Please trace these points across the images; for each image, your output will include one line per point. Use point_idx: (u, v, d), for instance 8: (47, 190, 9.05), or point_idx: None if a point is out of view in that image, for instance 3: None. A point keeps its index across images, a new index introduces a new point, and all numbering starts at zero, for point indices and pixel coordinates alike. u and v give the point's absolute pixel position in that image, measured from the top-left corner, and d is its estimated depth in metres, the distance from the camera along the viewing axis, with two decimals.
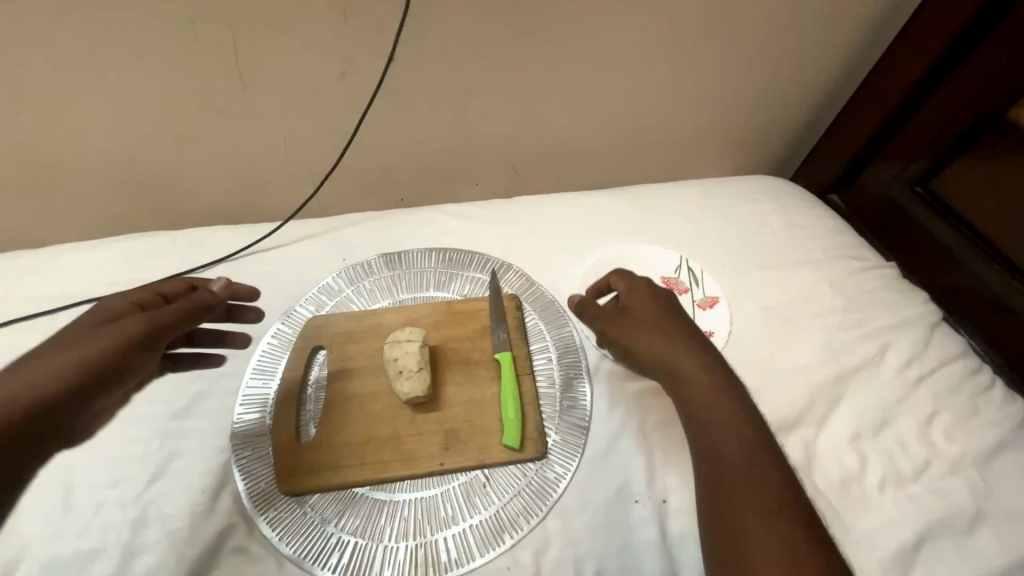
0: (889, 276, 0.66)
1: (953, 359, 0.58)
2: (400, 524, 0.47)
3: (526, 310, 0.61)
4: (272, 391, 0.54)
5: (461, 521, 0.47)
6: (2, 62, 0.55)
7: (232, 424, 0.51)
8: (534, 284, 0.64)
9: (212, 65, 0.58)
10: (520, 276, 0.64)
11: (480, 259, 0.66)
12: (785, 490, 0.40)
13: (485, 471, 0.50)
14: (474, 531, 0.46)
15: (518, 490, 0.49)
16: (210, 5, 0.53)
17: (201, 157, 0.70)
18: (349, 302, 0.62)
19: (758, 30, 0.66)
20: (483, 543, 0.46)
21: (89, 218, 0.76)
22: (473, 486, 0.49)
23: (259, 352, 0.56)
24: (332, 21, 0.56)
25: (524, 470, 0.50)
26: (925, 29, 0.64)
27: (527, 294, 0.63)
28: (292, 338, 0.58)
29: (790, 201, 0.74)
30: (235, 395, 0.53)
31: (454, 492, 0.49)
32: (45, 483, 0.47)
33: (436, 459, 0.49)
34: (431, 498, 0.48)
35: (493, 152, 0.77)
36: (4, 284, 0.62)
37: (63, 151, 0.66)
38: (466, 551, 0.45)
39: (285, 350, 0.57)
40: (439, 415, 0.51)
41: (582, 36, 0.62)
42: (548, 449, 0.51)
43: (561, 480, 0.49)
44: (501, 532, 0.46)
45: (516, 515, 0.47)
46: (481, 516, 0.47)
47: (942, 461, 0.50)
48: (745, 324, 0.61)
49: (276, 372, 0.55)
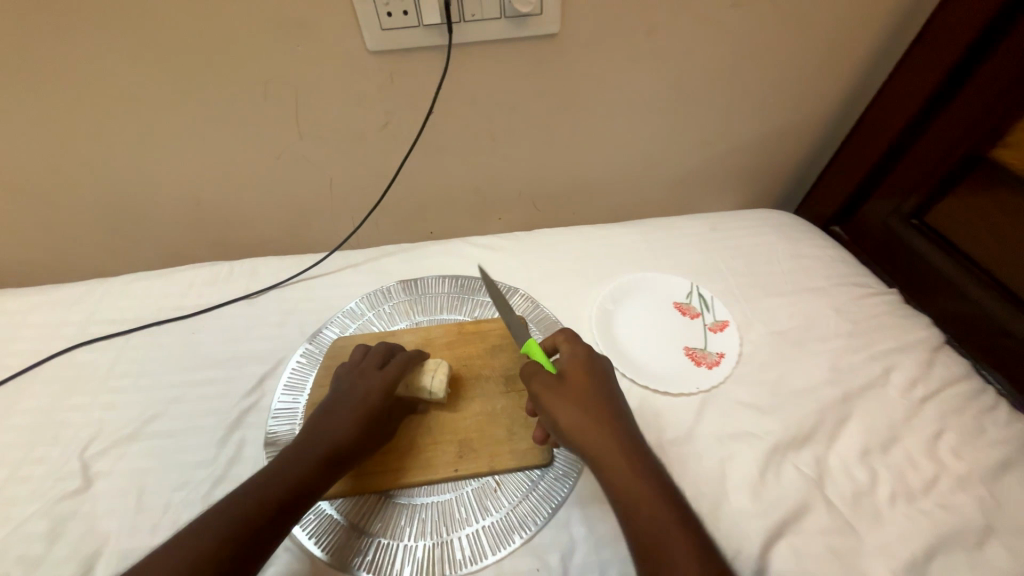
0: (892, 301, 0.70)
1: (957, 381, 0.61)
2: (418, 524, 0.50)
3: (532, 330, 0.66)
4: (301, 406, 0.59)
5: (474, 522, 0.51)
6: (106, 118, 0.65)
7: (266, 435, 0.56)
8: (540, 307, 0.69)
9: (278, 118, 0.68)
10: (526, 298, 0.70)
11: (489, 284, 0.72)
12: (691, 525, 0.42)
13: (496, 478, 0.54)
14: (486, 531, 0.50)
15: (526, 493, 0.53)
16: (281, 73, 0.62)
17: (258, 196, 0.78)
18: (369, 325, 0.67)
19: (756, 81, 0.73)
20: (495, 542, 0.49)
21: (158, 247, 0.85)
22: (485, 490, 0.53)
23: (289, 370, 0.62)
24: (382, 80, 0.65)
25: (532, 476, 0.54)
26: (908, 81, 0.71)
27: (532, 316, 0.68)
28: (319, 356, 0.64)
29: (793, 232, 0.79)
30: (268, 411, 0.59)
31: (468, 496, 0.53)
32: (122, 485, 0.53)
33: (451, 466, 0.53)
34: (446, 501, 0.52)
35: (516, 190, 0.85)
36: (82, 306, 0.69)
37: (141, 191, 0.75)
38: (480, 550, 0.49)
39: (312, 367, 0.63)
40: (453, 427, 0.56)
41: (598, 89, 0.70)
42: (554, 457, 0.55)
43: (567, 478, 0.53)
44: (511, 532, 0.50)
45: (525, 516, 0.51)
46: (494, 518, 0.51)
47: (950, 477, 0.53)
48: (754, 346, 0.65)
49: (305, 387, 0.61)
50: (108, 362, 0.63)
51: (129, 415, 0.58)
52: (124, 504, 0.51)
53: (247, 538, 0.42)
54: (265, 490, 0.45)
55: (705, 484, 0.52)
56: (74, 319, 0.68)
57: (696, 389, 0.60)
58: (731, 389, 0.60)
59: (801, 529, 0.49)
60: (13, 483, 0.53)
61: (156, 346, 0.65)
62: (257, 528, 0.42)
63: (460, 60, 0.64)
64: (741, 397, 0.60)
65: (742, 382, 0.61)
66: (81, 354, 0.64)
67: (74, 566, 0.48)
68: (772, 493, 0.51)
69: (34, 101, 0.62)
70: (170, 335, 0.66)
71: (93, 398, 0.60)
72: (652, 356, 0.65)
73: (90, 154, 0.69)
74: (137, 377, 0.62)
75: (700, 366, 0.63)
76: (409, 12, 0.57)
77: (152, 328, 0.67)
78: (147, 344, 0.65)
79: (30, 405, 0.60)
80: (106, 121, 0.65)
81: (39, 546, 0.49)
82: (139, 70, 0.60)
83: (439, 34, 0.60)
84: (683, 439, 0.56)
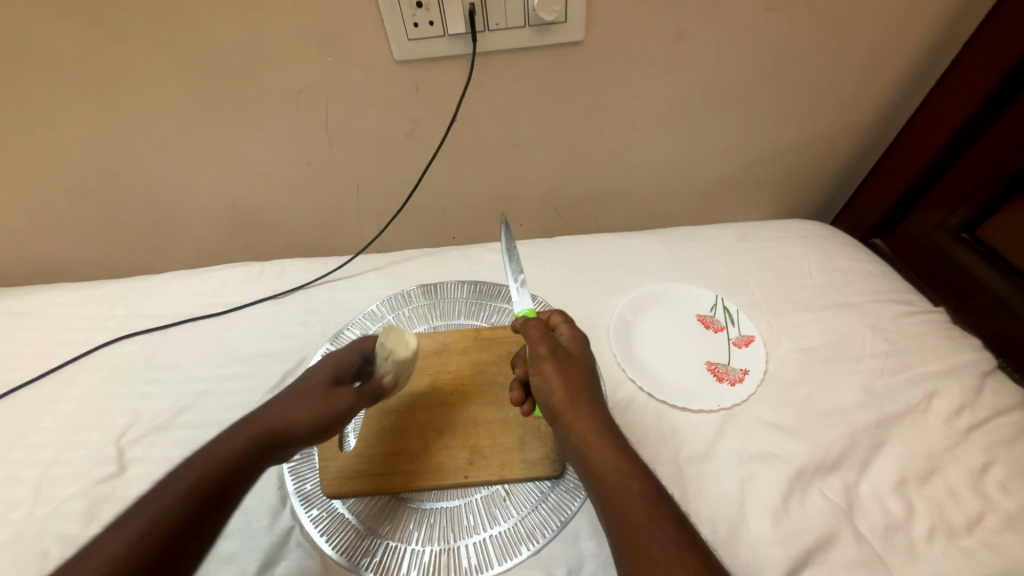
0: (937, 321, 0.66)
1: (1010, 409, 0.56)
2: (427, 529, 0.51)
3: None
4: None
5: (482, 531, 0.51)
6: (153, 126, 0.69)
7: None
8: None
9: (308, 126, 0.70)
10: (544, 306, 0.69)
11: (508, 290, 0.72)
12: (654, 487, 0.43)
13: (505, 486, 0.54)
14: (493, 541, 0.50)
15: (536, 505, 0.52)
16: (312, 82, 0.65)
17: (289, 199, 0.82)
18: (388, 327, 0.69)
19: (789, 88, 0.71)
20: (502, 552, 0.49)
21: (197, 247, 0.90)
22: (494, 499, 0.53)
23: None
24: (408, 89, 0.66)
25: (542, 487, 0.53)
26: (960, 86, 0.67)
27: None
28: None
29: (827, 244, 0.75)
30: None
31: (477, 503, 0.53)
32: (151, 472, 0.56)
33: (461, 472, 0.53)
34: (455, 507, 0.52)
35: (538, 197, 0.85)
36: (126, 301, 0.74)
37: (182, 194, 0.80)
38: (486, 559, 0.48)
39: None
40: (465, 433, 0.56)
41: (623, 97, 0.70)
42: (565, 470, 0.54)
43: (577, 492, 0.52)
44: (519, 544, 0.49)
45: (533, 528, 0.50)
46: (501, 528, 0.51)
47: (997, 514, 0.48)
48: (781, 363, 0.62)
49: None
50: (146, 355, 0.67)
51: (161, 405, 0.62)
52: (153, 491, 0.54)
53: (221, 485, 0.44)
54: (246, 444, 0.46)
55: (721, 505, 0.50)
56: (118, 313, 0.72)
57: (716, 406, 0.58)
58: (754, 407, 0.58)
59: (826, 561, 0.46)
60: (57, 464, 0.57)
61: (189, 340, 0.69)
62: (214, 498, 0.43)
63: (484, 68, 0.65)
64: (764, 417, 0.57)
65: (767, 400, 0.58)
66: (122, 347, 0.68)
67: None
68: (796, 520, 0.49)
69: (89, 109, 0.66)
70: (203, 331, 0.70)
71: (132, 388, 0.64)
72: (671, 368, 0.63)
73: (137, 158, 0.73)
74: (170, 370, 0.65)
75: (722, 382, 0.61)
76: (435, 22, 0.58)
77: (187, 323, 0.71)
78: (181, 338, 0.69)
79: (76, 392, 0.64)
80: (152, 127, 0.69)
81: (76, 525, 0.52)
82: (183, 81, 0.64)
83: (464, 44, 0.61)
84: (701, 458, 0.54)
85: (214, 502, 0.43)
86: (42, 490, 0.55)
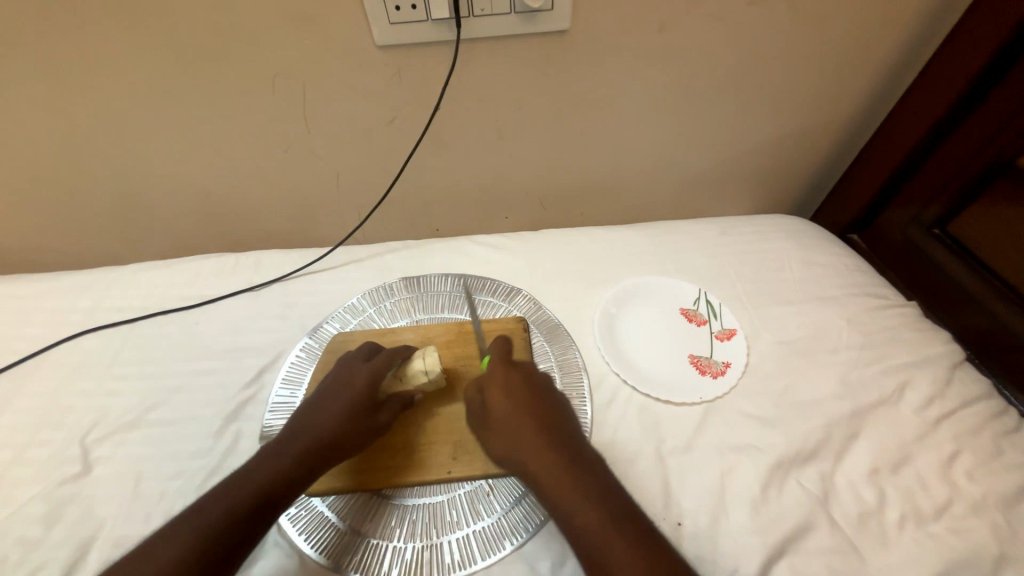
0: (909, 314, 0.67)
1: (976, 400, 0.58)
2: (409, 526, 0.50)
3: (533, 332, 0.66)
4: (297, 401, 0.59)
5: (465, 526, 0.50)
6: (117, 108, 0.65)
7: (262, 429, 0.56)
8: (542, 308, 0.69)
9: (285, 112, 0.67)
10: (529, 300, 0.69)
11: (492, 284, 0.71)
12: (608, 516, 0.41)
13: (489, 481, 0.53)
14: (477, 536, 0.49)
15: (519, 499, 0.52)
16: (288, 66, 0.62)
17: (264, 188, 0.79)
18: (370, 321, 0.67)
19: (773, 83, 0.71)
20: (485, 548, 0.48)
21: (167, 237, 0.86)
22: (478, 494, 0.52)
23: (288, 364, 0.62)
24: (389, 75, 0.64)
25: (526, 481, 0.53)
26: (937, 80, 0.67)
27: (534, 317, 0.68)
28: (318, 352, 0.63)
29: (807, 239, 0.76)
30: (266, 403, 0.59)
31: (460, 498, 0.52)
32: (118, 472, 0.53)
33: (445, 467, 0.52)
34: (438, 503, 0.52)
35: (522, 189, 0.84)
36: (91, 293, 0.70)
37: (150, 181, 0.76)
38: (469, 554, 0.48)
39: (310, 362, 0.62)
40: (449, 428, 0.55)
41: (609, 88, 0.69)
42: None
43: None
44: (502, 538, 0.49)
45: (516, 523, 0.50)
46: (485, 523, 0.50)
47: (963, 501, 0.50)
48: (761, 356, 0.63)
49: (302, 381, 0.61)
50: (113, 350, 0.64)
51: (129, 403, 0.59)
52: (121, 491, 0.52)
53: (254, 510, 0.44)
54: (302, 456, 0.48)
55: (702, 497, 0.51)
56: (82, 306, 0.69)
57: (699, 399, 0.58)
58: (735, 400, 0.59)
59: (802, 549, 0.48)
60: (17, 465, 0.54)
61: (159, 334, 0.66)
62: (253, 520, 0.44)
63: (467, 55, 0.63)
64: (745, 409, 0.58)
65: (748, 393, 0.59)
66: (87, 341, 0.65)
67: (69, 549, 0.48)
68: (774, 510, 0.50)
69: (46, 89, 0.62)
70: (175, 324, 0.67)
71: (97, 384, 0.61)
72: (654, 362, 0.63)
73: (101, 143, 0.70)
74: (139, 365, 0.63)
75: (704, 375, 0.61)
76: (417, 6, 0.56)
77: (157, 317, 0.68)
78: (150, 333, 0.66)
79: (35, 389, 0.61)
80: (116, 110, 0.66)
81: (37, 529, 0.49)
82: (149, 61, 0.60)
83: (448, 29, 0.59)
84: (683, 450, 0.55)
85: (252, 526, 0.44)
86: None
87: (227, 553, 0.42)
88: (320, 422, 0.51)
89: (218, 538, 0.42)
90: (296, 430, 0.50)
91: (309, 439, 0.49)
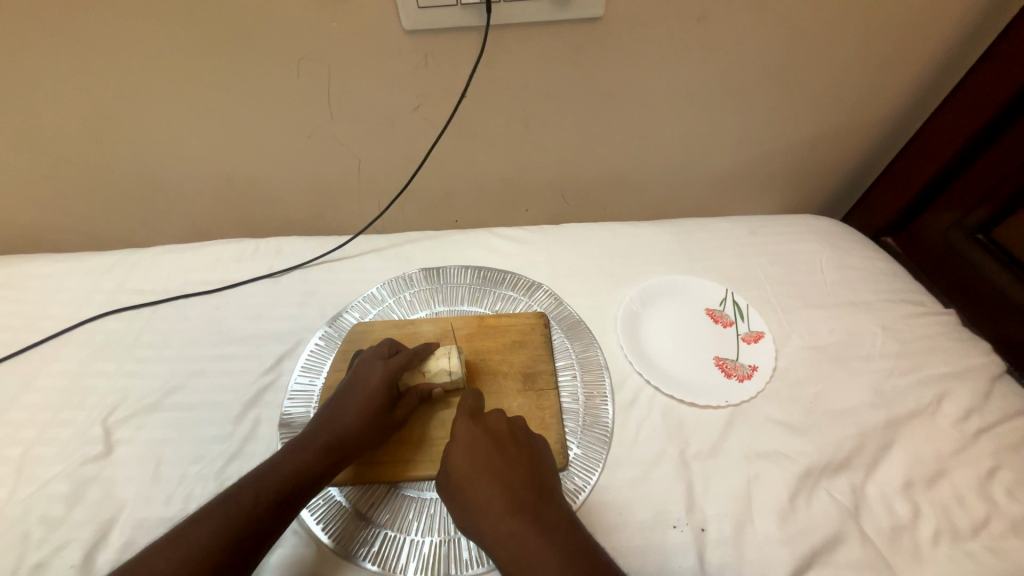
0: (947, 323, 0.65)
1: (1018, 415, 0.55)
2: (427, 519, 0.50)
3: (554, 328, 0.65)
4: (316, 389, 0.58)
5: None
6: (144, 90, 0.65)
7: (281, 415, 0.56)
8: (564, 305, 0.67)
9: (309, 97, 0.67)
10: (550, 296, 0.68)
11: (513, 278, 0.70)
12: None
13: None
14: None
15: None
16: (315, 51, 0.61)
17: (285, 174, 0.78)
18: (389, 311, 0.66)
19: (811, 78, 0.68)
20: None
21: (188, 220, 0.87)
22: None
23: (307, 352, 0.62)
24: (416, 62, 0.63)
25: None
26: (987, 80, 0.64)
27: (555, 313, 0.66)
28: (337, 340, 0.63)
29: (840, 241, 0.74)
30: (285, 390, 0.59)
31: None
32: (139, 454, 0.54)
33: None
34: None
35: (545, 181, 0.82)
36: (114, 275, 0.70)
37: (173, 164, 0.76)
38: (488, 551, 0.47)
39: (329, 351, 0.62)
40: None
41: (639, 80, 0.67)
42: (569, 462, 0.53)
43: (581, 491, 0.51)
44: None
45: None
46: None
47: (1003, 519, 0.48)
48: (791, 360, 0.61)
49: (321, 370, 0.60)
50: (133, 333, 0.64)
51: (149, 386, 0.59)
52: (141, 473, 0.52)
53: (282, 502, 0.45)
54: (326, 451, 0.48)
55: (727, 504, 0.50)
56: (105, 287, 0.69)
57: (724, 402, 0.57)
58: (763, 405, 0.57)
59: (832, 561, 0.46)
60: (40, 443, 0.55)
61: (180, 318, 0.66)
62: (277, 511, 0.44)
63: (496, 43, 0.61)
64: (773, 415, 0.56)
65: (776, 398, 0.57)
66: (109, 323, 0.66)
67: (91, 529, 0.49)
68: (801, 520, 0.48)
69: (74, 69, 0.62)
70: (195, 309, 0.67)
71: (119, 366, 0.61)
72: (678, 363, 0.62)
73: (126, 124, 0.70)
74: (160, 349, 0.63)
75: (730, 378, 0.59)
76: None
77: (178, 301, 0.68)
78: (171, 316, 0.66)
79: (59, 369, 0.61)
80: (141, 92, 0.65)
81: (61, 507, 0.50)
82: (176, 42, 0.60)
83: (478, 16, 0.58)
84: (708, 454, 0.53)
85: (278, 516, 0.44)
86: (24, 470, 0.53)
87: (254, 541, 0.42)
88: (344, 416, 0.51)
89: (240, 527, 0.42)
90: (315, 428, 0.50)
91: (334, 433, 0.49)
